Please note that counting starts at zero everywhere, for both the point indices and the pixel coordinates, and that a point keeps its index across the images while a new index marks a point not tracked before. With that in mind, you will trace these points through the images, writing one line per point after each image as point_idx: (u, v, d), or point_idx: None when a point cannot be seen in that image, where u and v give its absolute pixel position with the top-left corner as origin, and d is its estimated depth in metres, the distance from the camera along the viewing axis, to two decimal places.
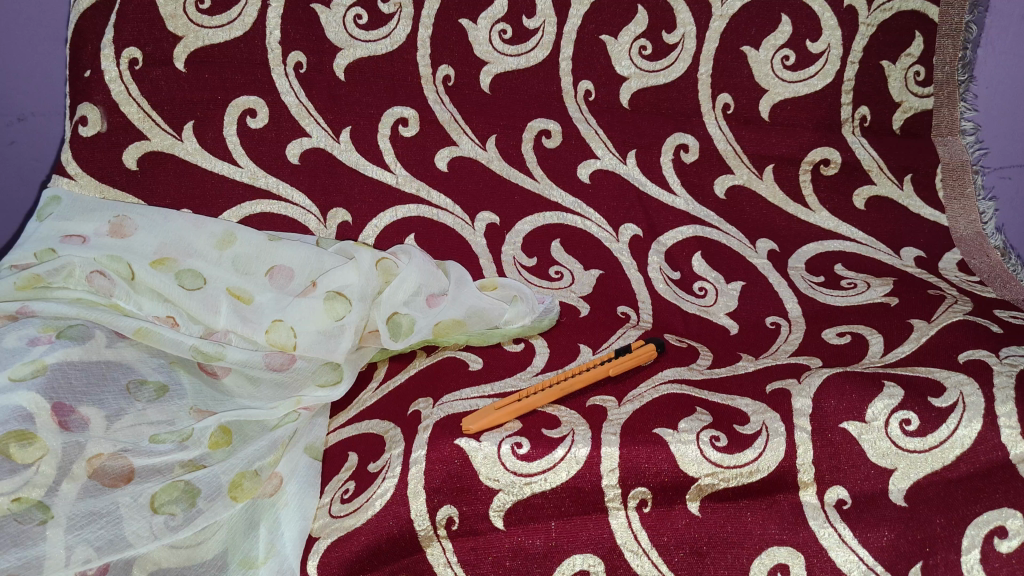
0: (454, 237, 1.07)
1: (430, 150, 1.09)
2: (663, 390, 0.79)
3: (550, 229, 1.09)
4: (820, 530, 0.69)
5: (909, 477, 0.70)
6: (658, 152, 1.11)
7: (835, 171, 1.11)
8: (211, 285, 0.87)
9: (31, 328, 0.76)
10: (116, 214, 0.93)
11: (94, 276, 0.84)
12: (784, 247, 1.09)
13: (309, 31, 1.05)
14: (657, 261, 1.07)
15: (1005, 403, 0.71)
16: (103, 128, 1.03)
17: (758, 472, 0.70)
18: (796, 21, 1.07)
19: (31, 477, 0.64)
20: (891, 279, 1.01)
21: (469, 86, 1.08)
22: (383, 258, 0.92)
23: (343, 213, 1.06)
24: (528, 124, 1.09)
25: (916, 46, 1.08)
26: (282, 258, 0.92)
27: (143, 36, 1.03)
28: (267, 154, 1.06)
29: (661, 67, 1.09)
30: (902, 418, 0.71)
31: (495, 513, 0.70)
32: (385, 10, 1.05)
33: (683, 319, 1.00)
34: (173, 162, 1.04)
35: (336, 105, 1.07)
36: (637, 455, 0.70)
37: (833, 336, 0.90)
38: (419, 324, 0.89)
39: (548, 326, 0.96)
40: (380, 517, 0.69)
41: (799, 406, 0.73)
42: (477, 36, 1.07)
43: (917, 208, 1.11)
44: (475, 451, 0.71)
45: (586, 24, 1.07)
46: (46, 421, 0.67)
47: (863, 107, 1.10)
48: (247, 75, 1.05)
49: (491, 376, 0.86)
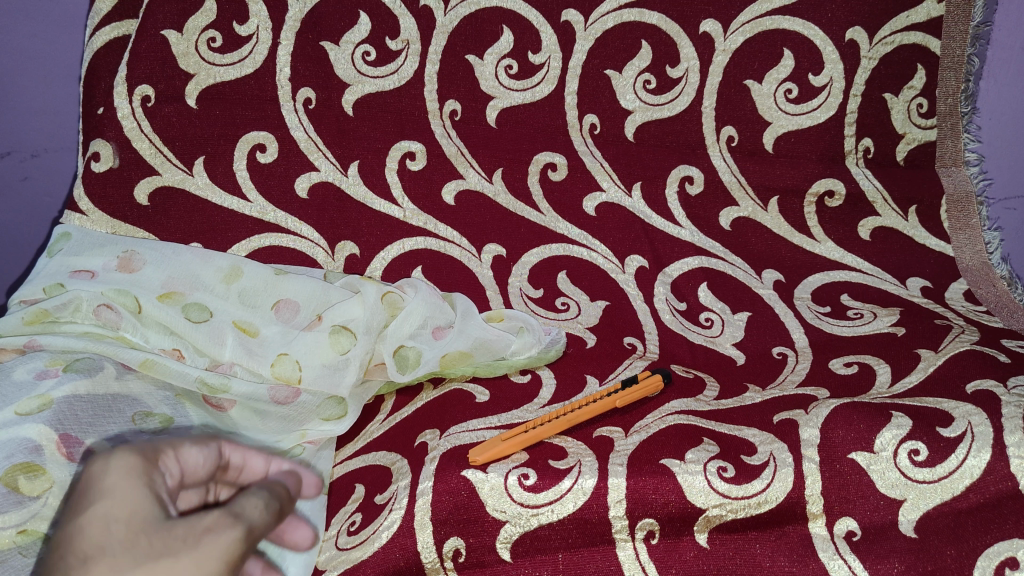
0: (461, 269, 1.09)
1: (438, 184, 1.10)
2: (670, 420, 0.79)
3: (556, 261, 1.10)
4: (830, 562, 0.68)
5: (920, 508, 0.69)
6: (662, 184, 1.12)
7: (839, 202, 1.12)
8: (216, 318, 0.89)
9: (38, 362, 0.77)
10: (125, 249, 0.95)
11: (101, 309, 0.86)
12: (789, 277, 1.10)
13: (318, 67, 1.07)
14: (663, 292, 1.08)
15: (1013, 433, 0.70)
16: (115, 163, 1.05)
17: (767, 503, 0.70)
18: (798, 55, 1.09)
19: (38, 510, 0.64)
20: (897, 309, 1.02)
21: (475, 120, 1.10)
22: (388, 291, 0.93)
23: (351, 246, 1.08)
24: (533, 157, 1.11)
25: (918, 78, 1.10)
26: (290, 291, 0.94)
27: (156, 74, 1.05)
28: (277, 188, 1.08)
29: (664, 100, 1.10)
30: (909, 448, 0.71)
31: (501, 545, 0.70)
32: (393, 46, 1.08)
33: (690, 350, 1.01)
34: (183, 197, 1.06)
35: (345, 139, 1.09)
36: (643, 487, 0.70)
37: (839, 366, 0.90)
38: (426, 355, 0.90)
39: (555, 357, 0.97)
40: (386, 550, 0.69)
41: (806, 437, 0.73)
42: (483, 71, 1.09)
43: (922, 238, 1.11)
44: (482, 483, 0.71)
45: (591, 58, 1.09)
46: (53, 453, 0.67)
47: (866, 139, 1.12)
48: (257, 111, 1.07)
49: (498, 408, 0.86)
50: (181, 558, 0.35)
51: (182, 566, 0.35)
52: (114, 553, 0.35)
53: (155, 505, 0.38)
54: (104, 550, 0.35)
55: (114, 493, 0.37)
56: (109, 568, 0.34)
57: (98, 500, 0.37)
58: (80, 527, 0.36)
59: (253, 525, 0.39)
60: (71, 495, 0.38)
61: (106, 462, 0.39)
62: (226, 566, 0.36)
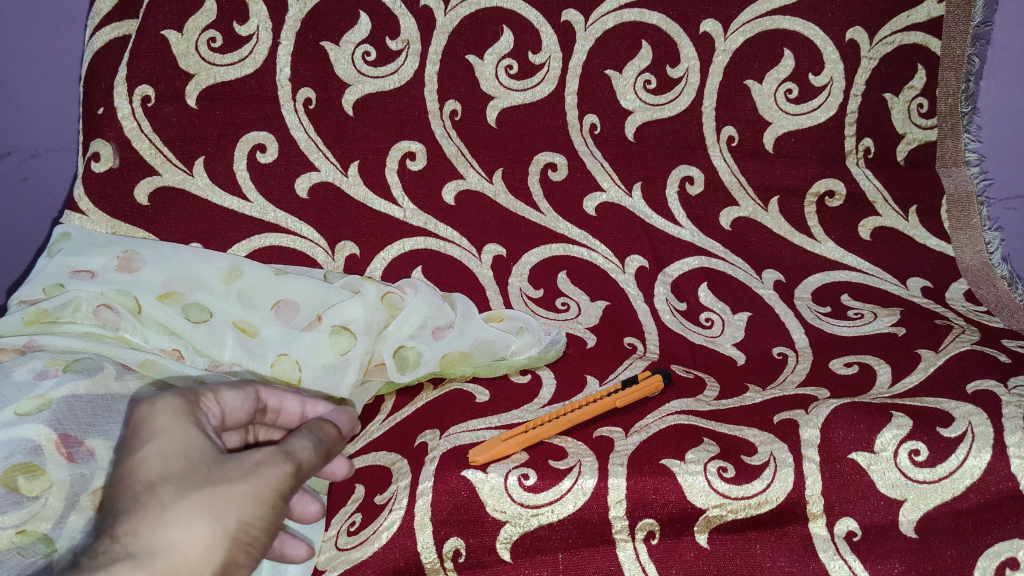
0: (461, 269, 1.09)
1: (438, 183, 1.10)
2: (670, 420, 0.79)
3: (556, 261, 1.10)
4: (830, 562, 0.68)
5: (920, 508, 0.69)
6: (662, 184, 1.12)
7: (839, 202, 1.12)
8: (216, 318, 0.89)
9: (38, 361, 0.77)
10: (125, 249, 0.96)
11: (101, 310, 0.86)
12: (790, 277, 1.10)
13: (318, 68, 1.07)
14: (663, 292, 1.08)
15: (1014, 433, 0.70)
16: (115, 163, 1.05)
17: (767, 503, 0.70)
18: (798, 55, 1.09)
19: (38, 510, 0.64)
20: (897, 309, 1.02)
21: (475, 120, 1.10)
22: (388, 292, 0.94)
23: (351, 246, 1.08)
24: (533, 157, 1.11)
25: (918, 78, 1.09)
26: (290, 291, 0.94)
27: (156, 74, 1.05)
28: (277, 189, 1.08)
29: (664, 100, 1.10)
30: (909, 449, 0.71)
31: (501, 545, 0.70)
32: (393, 47, 1.08)
33: (690, 350, 1.01)
34: (183, 197, 1.06)
35: (345, 140, 1.09)
36: (644, 487, 0.70)
37: (840, 366, 0.90)
38: (426, 356, 0.91)
39: (555, 358, 0.97)
40: (386, 550, 0.69)
41: (807, 437, 0.73)
42: (484, 71, 1.09)
43: (923, 238, 1.11)
44: (482, 483, 0.71)
45: (591, 58, 1.09)
46: (53, 453, 0.67)
47: (866, 139, 1.12)
48: (257, 111, 1.07)
49: (498, 408, 0.86)
50: (239, 483, 0.45)
51: (242, 489, 0.45)
52: (179, 479, 0.45)
53: (206, 442, 0.48)
54: (170, 476, 0.45)
55: (167, 433, 0.47)
56: (177, 490, 0.44)
57: (154, 439, 0.47)
58: (143, 459, 0.46)
59: (300, 462, 0.49)
60: (127, 435, 0.48)
61: (155, 407, 0.49)
62: (277, 492, 0.46)
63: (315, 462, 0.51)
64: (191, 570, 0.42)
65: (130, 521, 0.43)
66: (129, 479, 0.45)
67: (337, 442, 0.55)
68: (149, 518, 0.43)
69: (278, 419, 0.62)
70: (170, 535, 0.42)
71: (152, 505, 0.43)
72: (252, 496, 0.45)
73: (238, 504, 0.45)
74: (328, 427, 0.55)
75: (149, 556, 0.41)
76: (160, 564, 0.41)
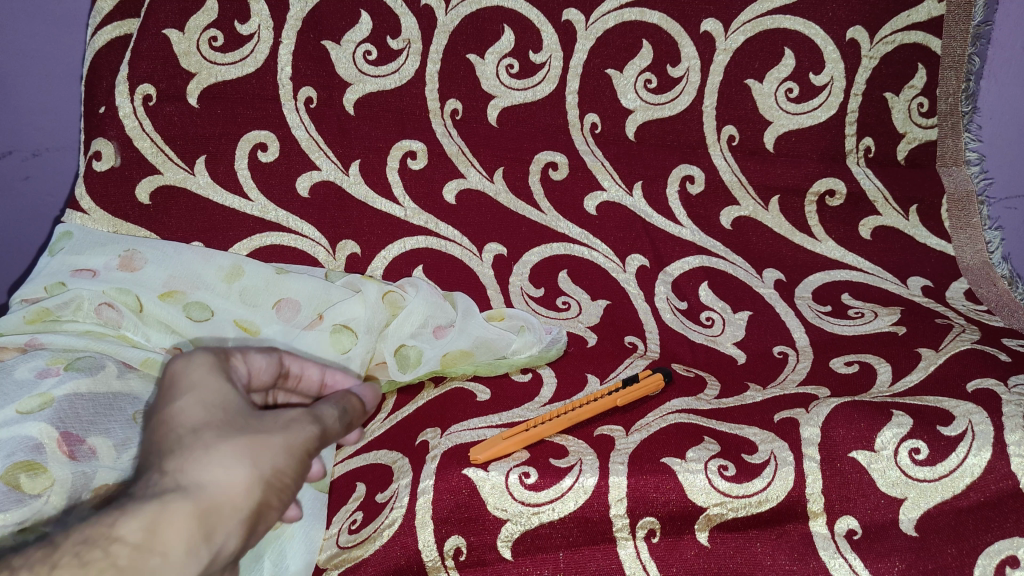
0: (461, 268, 1.09)
1: (439, 182, 1.10)
2: (671, 419, 0.79)
3: (556, 260, 1.10)
4: (830, 561, 0.68)
5: (920, 507, 0.69)
6: (663, 183, 1.12)
7: (840, 202, 1.12)
8: (217, 317, 0.89)
9: (40, 360, 0.77)
10: (127, 248, 0.96)
11: (103, 308, 0.86)
12: (790, 276, 1.10)
13: (320, 67, 1.07)
14: (663, 291, 1.08)
15: (1013, 432, 0.70)
16: (117, 162, 1.06)
17: (768, 501, 0.70)
18: (798, 55, 1.09)
19: (41, 508, 0.64)
20: (898, 308, 1.02)
21: (476, 119, 1.11)
22: (389, 291, 0.94)
23: (351, 245, 1.08)
24: (534, 157, 1.11)
25: (919, 78, 1.10)
26: (290, 290, 0.94)
27: (158, 73, 1.05)
28: (278, 188, 1.08)
29: (665, 100, 1.10)
30: (910, 447, 0.71)
31: (502, 544, 0.70)
32: (394, 46, 1.08)
33: (691, 349, 1.01)
34: (185, 196, 1.06)
35: (346, 138, 1.09)
36: (644, 485, 0.70)
37: (841, 365, 0.90)
38: (427, 354, 0.91)
39: (556, 356, 0.97)
40: (388, 548, 0.69)
41: (807, 436, 0.73)
42: (485, 71, 1.09)
43: (923, 237, 1.11)
44: (483, 481, 0.71)
45: (592, 58, 1.09)
46: (54, 452, 0.67)
47: (867, 138, 1.12)
48: (259, 110, 1.07)
49: (498, 406, 0.86)
50: (275, 434, 0.45)
51: (277, 440, 0.45)
52: (218, 426, 0.45)
53: (239, 398, 0.48)
54: (209, 424, 0.45)
55: (203, 387, 0.47)
56: (217, 435, 0.44)
57: (192, 391, 0.47)
58: (180, 408, 0.45)
59: (328, 427, 0.49)
60: (160, 390, 0.48)
61: (190, 364, 0.49)
62: (309, 448, 0.47)
63: (338, 428, 0.51)
64: (231, 510, 0.41)
65: (174, 460, 0.42)
66: (169, 426, 0.44)
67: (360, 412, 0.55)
68: (193, 457, 0.42)
69: (299, 385, 0.62)
70: (213, 473, 0.42)
71: (194, 446, 0.43)
72: (287, 447, 0.45)
73: (274, 452, 0.44)
74: (355, 399, 0.55)
75: (194, 491, 0.40)
76: (206, 499, 0.40)
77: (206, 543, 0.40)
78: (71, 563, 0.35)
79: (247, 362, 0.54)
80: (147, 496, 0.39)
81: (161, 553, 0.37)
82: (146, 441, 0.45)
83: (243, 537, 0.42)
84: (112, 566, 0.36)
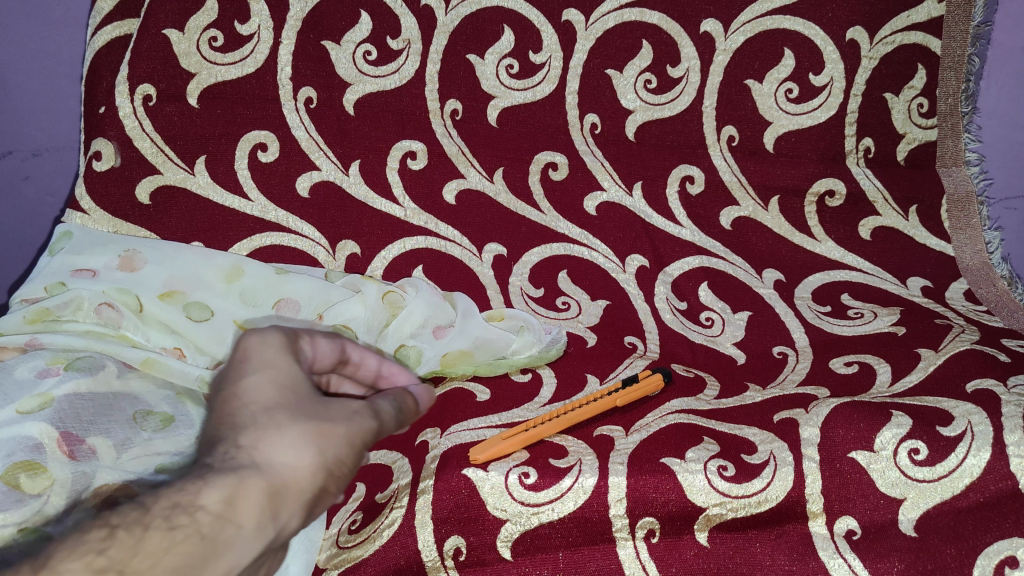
0: (461, 268, 1.09)
1: (438, 182, 1.10)
2: (670, 419, 0.79)
3: (556, 260, 1.10)
4: (829, 561, 0.68)
5: (920, 507, 0.69)
6: (662, 184, 1.12)
7: (840, 202, 1.12)
8: (217, 318, 0.89)
9: (40, 359, 0.77)
10: (127, 248, 0.96)
11: (103, 308, 0.86)
12: (790, 277, 1.10)
13: (319, 67, 1.07)
14: (663, 292, 1.08)
15: (1013, 432, 0.70)
16: (117, 162, 1.06)
17: (767, 501, 0.70)
18: (798, 55, 1.09)
19: (41, 507, 0.64)
20: (897, 309, 1.02)
21: (476, 119, 1.11)
22: (389, 291, 0.95)
23: (351, 245, 1.08)
24: (534, 157, 1.11)
25: (918, 78, 1.10)
26: (290, 291, 0.94)
27: (158, 74, 1.05)
28: (278, 188, 1.08)
29: (665, 100, 1.10)
30: (909, 448, 0.71)
31: (502, 544, 0.70)
32: (394, 46, 1.08)
33: (690, 349, 1.01)
34: (184, 196, 1.06)
35: (346, 139, 1.09)
36: (644, 485, 0.70)
37: (840, 365, 0.90)
38: (427, 355, 0.91)
39: (556, 356, 0.97)
40: (387, 548, 0.69)
41: (806, 437, 0.73)
42: (485, 71, 1.09)
43: (923, 238, 1.11)
44: (482, 481, 0.71)
45: (591, 58, 1.09)
46: (54, 452, 0.67)
47: (866, 139, 1.12)
48: (259, 110, 1.07)
49: (498, 407, 0.87)
50: (343, 422, 0.45)
51: (344, 429, 0.44)
52: (291, 406, 0.44)
53: (308, 379, 0.47)
54: (281, 402, 0.44)
55: (274, 365, 0.46)
56: (291, 416, 0.43)
57: (265, 367, 0.46)
58: (252, 384, 0.45)
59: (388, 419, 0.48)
60: (232, 362, 0.47)
61: (264, 339, 0.48)
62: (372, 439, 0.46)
63: (395, 425, 0.49)
64: (297, 492, 0.41)
65: (248, 435, 0.42)
66: (240, 400, 0.44)
67: (419, 415, 0.52)
68: (267, 435, 0.42)
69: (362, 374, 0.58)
70: (284, 456, 0.41)
71: (268, 424, 0.42)
72: (353, 437, 0.44)
73: (344, 439, 0.44)
74: (417, 400, 0.53)
75: (267, 470, 0.40)
76: (277, 478, 0.40)
77: (273, 522, 0.40)
78: (161, 527, 0.36)
79: (314, 345, 0.52)
80: (224, 469, 0.40)
81: (237, 525, 0.38)
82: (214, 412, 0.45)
83: (305, 518, 0.42)
84: (197, 533, 0.37)
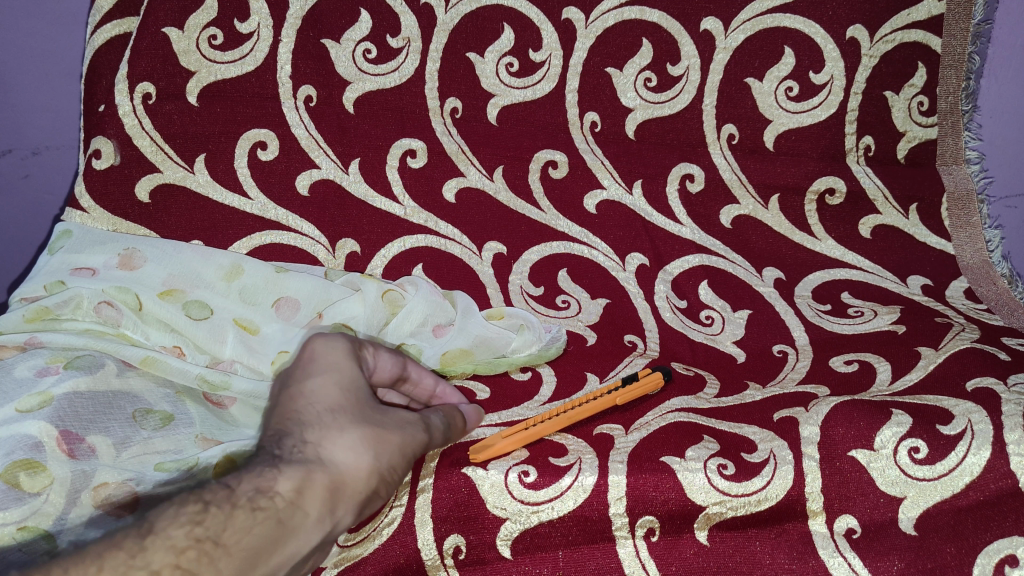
0: (461, 267, 1.09)
1: (438, 181, 1.10)
2: (670, 418, 0.79)
3: (556, 259, 1.10)
4: (829, 560, 0.68)
5: (920, 506, 0.69)
6: (663, 182, 1.12)
7: (840, 200, 1.12)
8: (217, 316, 0.89)
9: (39, 358, 0.77)
10: (126, 247, 0.95)
11: (102, 307, 0.86)
12: (790, 275, 1.09)
13: (319, 65, 1.07)
14: (663, 290, 1.08)
15: (1013, 430, 0.70)
16: (116, 160, 1.05)
17: (767, 500, 0.70)
18: (798, 53, 1.09)
19: (40, 506, 0.64)
20: (898, 307, 1.02)
21: (476, 118, 1.11)
22: (388, 290, 0.95)
23: (351, 243, 1.08)
24: (534, 155, 1.11)
25: (919, 76, 1.09)
26: (290, 289, 0.94)
27: (157, 72, 1.05)
28: (278, 186, 1.08)
29: (665, 98, 1.10)
30: (909, 446, 0.71)
31: (501, 542, 0.70)
32: (393, 44, 1.08)
33: (690, 347, 1.01)
34: (184, 195, 1.06)
35: (346, 137, 1.09)
36: (643, 483, 0.70)
37: (840, 364, 0.90)
38: (427, 353, 0.91)
39: (556, 355, 0.97)
40: (386, 548, 0.70)
41: (806, 435, 0.73)
42: (484, 69, 1.09)
43: (923, 237, 1.11)
44: (482, 480, 0.71)
45: (591, 56, 1.09)
46: (54, 450, 0.67)
47: (866, 137, 1.12)
48: (258, 108, 1.07)
49: (498, 406, 0.86)
50: (390, 433, 0.57)
51: (393, 439, 0.57)
52: (349, 412, 0.56)
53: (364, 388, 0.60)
54: (342, 407, 0.57)
55: (337, 373, 0.59)
56: (349, 420, 0.56)
57: (331, 375, 0.59)
58: (319, 387, 0.57)
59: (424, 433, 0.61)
60: (302, 364, 0.60)
61: (332, 348, 0.61)
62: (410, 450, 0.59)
63: (437, 436, 0.64)
64: (352, 487, 0.53)
65: (313, 433, 0.54)
66: (308, 400, 0.56)
67: (456, 427, 0.69)
68: (330, 434, 0.54)
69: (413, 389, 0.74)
70: (346, 456, 0.54)
71: (332, 425, 0.55)
72: (398, 446, 0.57)
73: (390, 447, 0.57)
74: (456, 418, 0.69)
75: (330, 467, 0.53)
76: (337, 473, 0.53)
77: (331, 513, 0.52)
78: (245, 507, 0.48)
79: (377, 357, 0.68)
80: (296, 461, 0.51)
81: (305, 512, 0.50)
82: (283, 406, 0.57)
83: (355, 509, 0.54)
84: (274, 515, 0.48)
